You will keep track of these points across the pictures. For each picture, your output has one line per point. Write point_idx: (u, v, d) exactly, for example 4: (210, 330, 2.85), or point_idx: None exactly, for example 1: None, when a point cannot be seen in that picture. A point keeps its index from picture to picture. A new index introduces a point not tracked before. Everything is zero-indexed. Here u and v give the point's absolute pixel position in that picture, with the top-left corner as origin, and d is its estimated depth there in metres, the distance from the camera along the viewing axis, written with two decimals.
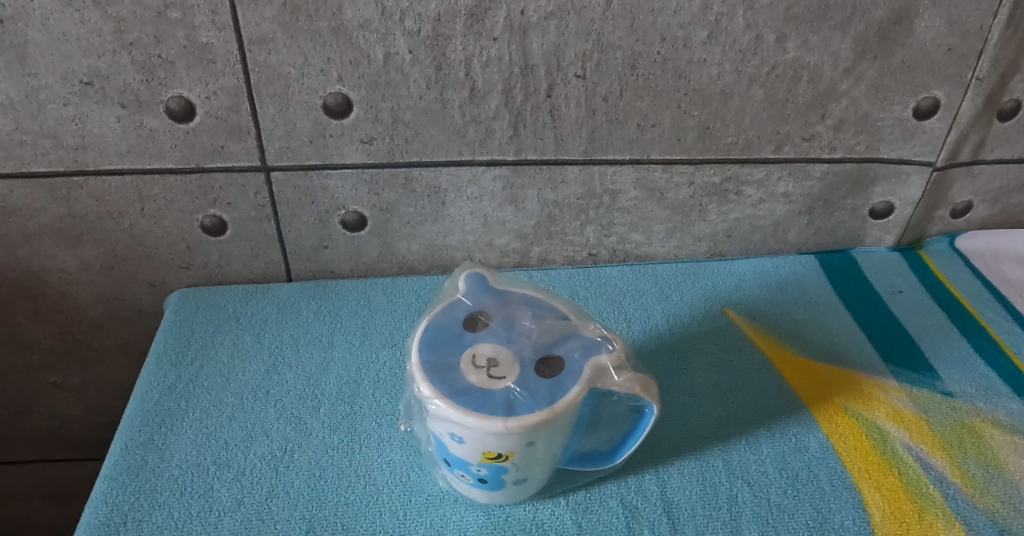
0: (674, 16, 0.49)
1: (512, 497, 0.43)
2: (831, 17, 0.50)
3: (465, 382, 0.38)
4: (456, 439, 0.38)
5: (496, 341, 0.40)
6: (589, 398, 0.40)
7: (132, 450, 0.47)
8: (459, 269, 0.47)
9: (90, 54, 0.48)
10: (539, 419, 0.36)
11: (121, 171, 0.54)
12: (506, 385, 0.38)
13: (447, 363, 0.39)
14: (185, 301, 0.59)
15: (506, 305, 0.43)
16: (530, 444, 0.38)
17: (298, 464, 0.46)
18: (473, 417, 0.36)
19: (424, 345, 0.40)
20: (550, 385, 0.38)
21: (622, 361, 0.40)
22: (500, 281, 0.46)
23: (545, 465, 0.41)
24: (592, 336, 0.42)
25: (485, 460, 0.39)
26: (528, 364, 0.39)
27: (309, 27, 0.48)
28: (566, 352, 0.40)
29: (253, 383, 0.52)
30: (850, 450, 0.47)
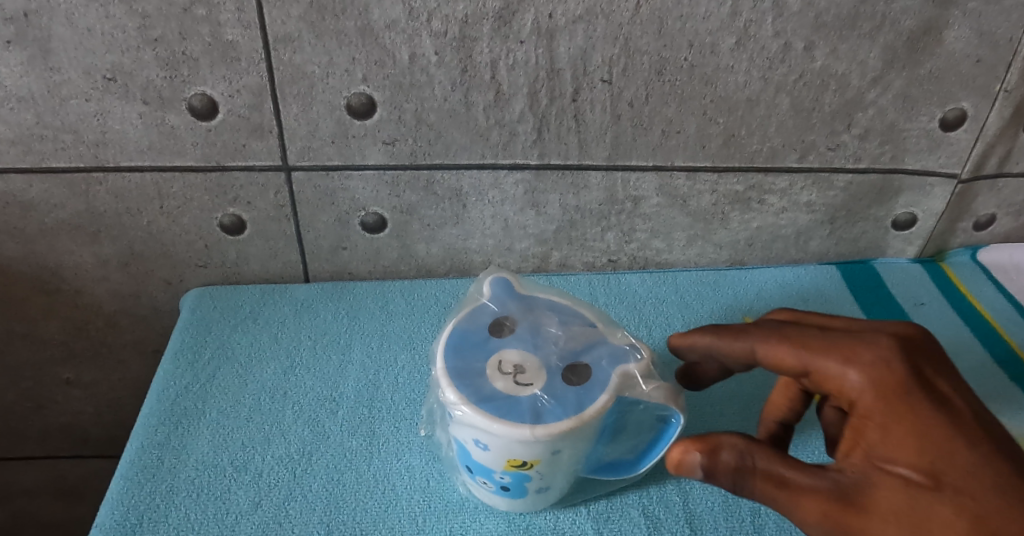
0: (702, 22, 0.49)
1: (533, 505, 0.42)
2: (860, 26, 0.50)
3: (491, 388, 0.37)
4: (480, 446, 0.38)
5: (522, 348, 0.40)
6: (615, 409, 0.39)
7: (149, 450, 0.47)
8: (482, 272, 0.46)
9: (114, 50, 0.48)
10: (567, 428, 0.36)
11: (141, 168, 0.54)
12: (532, 392, 0.37)
13: (473, 368, 0.38)
14: (202, 299, 0.59)
15: (531, 310, 0.43)
16: (555, 453, 0.37)
17: (316, 467, 0.46)
18: (501, 425, 0.36)
19: (448, 350, 0.40)
20: (577, 393, 0.37)
21: (650, 371, 0.40)
22: (526, 286, 0.45)
23: (567, 473, 0.40)
24: (619, 343, 0.41)
25: (509, 467, 0.38)
26: (554, 371, 0.38)
27: (335, 26, 0.48)
28: (593, 360, 0.40)
29: (271, 384, 0.52)
30: None
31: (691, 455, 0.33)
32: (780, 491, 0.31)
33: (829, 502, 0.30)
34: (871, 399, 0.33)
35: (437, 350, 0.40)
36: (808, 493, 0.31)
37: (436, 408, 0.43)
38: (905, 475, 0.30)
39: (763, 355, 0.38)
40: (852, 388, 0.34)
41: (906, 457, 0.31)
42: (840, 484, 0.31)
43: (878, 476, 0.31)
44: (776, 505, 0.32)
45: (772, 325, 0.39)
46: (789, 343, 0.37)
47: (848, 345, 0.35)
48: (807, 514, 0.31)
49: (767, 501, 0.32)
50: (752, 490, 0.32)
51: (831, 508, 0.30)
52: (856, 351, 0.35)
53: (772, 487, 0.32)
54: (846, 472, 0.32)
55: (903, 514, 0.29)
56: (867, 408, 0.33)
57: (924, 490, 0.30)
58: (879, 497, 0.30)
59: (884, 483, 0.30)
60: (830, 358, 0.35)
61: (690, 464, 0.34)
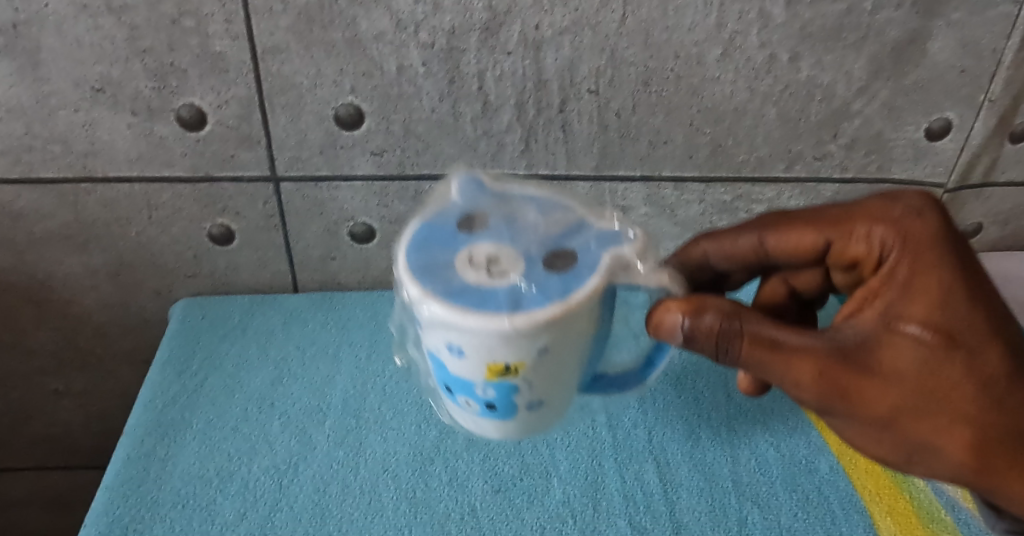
0: (688, 33, 0.49)
1: (525, 431, 0.37)
2: (844, 37, 0.50)
3: (460, 281, 0.31)
4: (455, 353, 0.32)
5: (493, 238, 0.34)
6: (608, 303, 0.34)
7: (135, 460, 0.47)
8: (447, 176, 0.41)
9: (103, 61, 0.48)
10: (551, 315, 0.30)
11: (130, 178, 0.54)
12: (509, 283, 0.31)
13: (438, 262, 0.32)
14: (191, 309, 0.59)
15: (503, 205, 0.36)
16: (543, 351, 0.31)
17: (302, 478, 0.46)
18: (472, 317, 0.30)
19: (411, 247, 0.34)
20: (562, 279, 0.32)
21: (644, 251, 0.34)
22: (497, 180, 0.39)
23: (562, 384, 0.35)
24: (608, 225, 0.35)
25: (492, 377, 0.32)
26: (533, 259, 0.32)
27: (323, 37, 0.48)
28: (578, 245, 0.33)
29: (258, 394, 0.52)
30: (860, 473, 0.47)
31: (672, 314, 0.34)
32: (776, 354, 0.33)
33: (830, 361, 0.32)
34: (889, 265, 0.35)
35: (396, 259, 0.33)
36: (805, 355, 0.32)
37: (403, 302, 0.37)
38: (917, 332, 0.32)
39: (770, 237, 0.40)
40: (874, 260, 0.36)
41: (917, 316, 0.33)
42: (845, 346, 0.33)
43: (890, 336, 0.33)
44: (778, 374, 0.33)
45: (771, 215, 0.41)
46: (797, 223, 0.39)
47: (863, 210, 0.38)
48: (801, 377, 0.32)
49: (767, 367, 0.33)
50: (740, 359, 0.33)
51: (829, 367, 0.32)
52: (873, 212, 0.37)
53: (761, 347, 0.33)
54: (860, 330, 0.34)
55: (898, 369, 0.32)
56: (880, 278, 0.35)
57: (931, 345, 0.32)
58: (887, 356, 0.32)
59: (892, 339, 0.33)
60: (841, 228, 0.38)
61: (668, 326, 0.34)
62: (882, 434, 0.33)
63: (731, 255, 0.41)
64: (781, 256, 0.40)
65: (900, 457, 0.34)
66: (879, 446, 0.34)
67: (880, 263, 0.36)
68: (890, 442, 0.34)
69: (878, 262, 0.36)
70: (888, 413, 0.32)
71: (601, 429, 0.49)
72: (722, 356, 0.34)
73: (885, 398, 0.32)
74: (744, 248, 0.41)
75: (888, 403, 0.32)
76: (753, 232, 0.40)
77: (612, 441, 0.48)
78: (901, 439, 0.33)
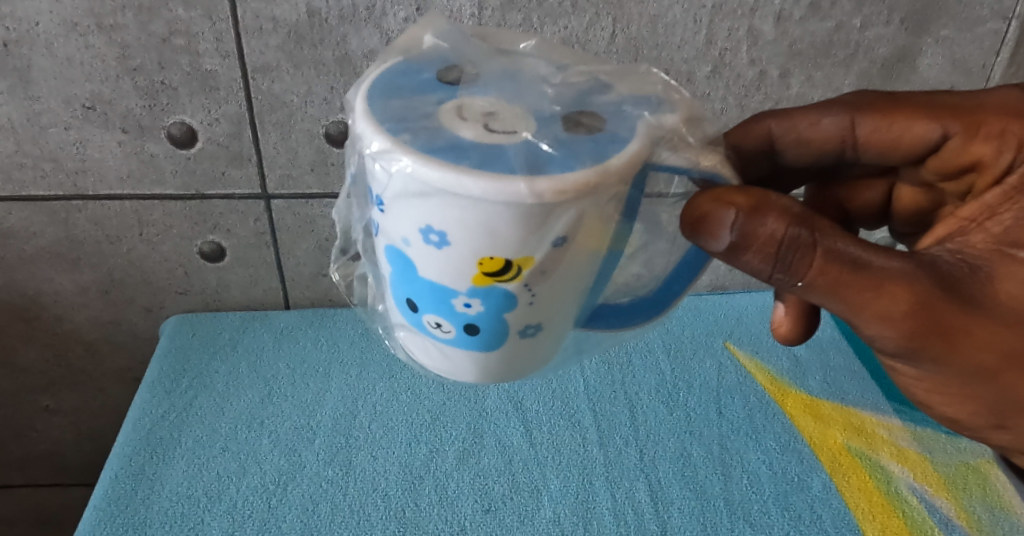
0: (678, 51, 0.49)
1: (504, 363, 0.28)
2: (834, 54, 0.50)
3: (451, 137, 0.23)
4: (434, 240, 0.24)
5: (490, 91, 0.26)
6: (643, 184, 0.26)
7: (122, 480, 0.46)
8: (421, 22, 0.33)
9: (93, 79, 0.48)
10: (585, 181, 0.22)
11: (121, 196, 0.54)
12: (521, 139, 0.23)
13: (419, 115, 0.24)
14: (181, 327, 0.59)
15: (499, 59, 0.29)
16: (559, 241, 0.24)
17: (291, 498, 0.45)
18: (472, 179, 0.21)
19: (375, 94, 0.26)
20: (595, 142, 0.24)
21: (692, 117, 0.27)
22: (482, 37, 0.32)
23: (560, 299, 0.27)
24: (646, 87, 0.28)
25: (478, 279, 0.24)
26: (546, 117, 0.25)
27: (313, 56, 0.48)
28: (604, 106, 0.26)
29: (247, 413, 0.51)
30: (854, 491, 0.47)
31: (722, 206, 0.26)
32: (866, 279, 0.27)
33: (933, 294, 0.28)
34: (1009, 177, 0.32)
35: (359, 105, 0.25)
36: (899, 282, 0.28)
37: (359, 186, 0.29)
38: None
39: (864, 120, 0.33)
40: (996, 168, 0.32)
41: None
42: (949, 278, 0.29)
43: (1004, 266, 0.30)
44: (854, 303, 0.28)
45: (866, 95, 0.34)
46: (906, 110, 0.33)
47: (991, 102, 0.32)
48: (893, 310, 0.28)
49: (844, 295, 0.28)
50: (808, 280, 0.27)
51: (932, 301, 0.28)
52: (1004, 105, 0.32)
53: (840, 268, 0.27)
54: (967, 259, 0.31)
55: (1011, 308, 0.29)
56: (994, 195, 0.32)
57: None
58: (1000, 292, 0.29)
59: (1009, 268, 0.30)
60: (963, 119, 0.32)
61: (717, 219, 0.26)
62: (977, 388, 0.31)
63: (803, 142, 0.36)
64: (871, 151, 0.34)
65: (991, 419, 0.33)
66: (957, 399, 0.33)
67: (1001, 173, 0.32)
68: (982, 400, 0.32)
69: (998, 172, 0.32)
70: (996, 361, 0.30)
71: (592, 447, 0.49)
72: (784, 275, 0.27)
73: (995, 341, 0.29)
74: (826, 134, 0.35)
75: (999, 349, 0.30)
76: (842, 113, 0.34)
77: (603, 460, 0.48)
78: (998, 394, 0.31)
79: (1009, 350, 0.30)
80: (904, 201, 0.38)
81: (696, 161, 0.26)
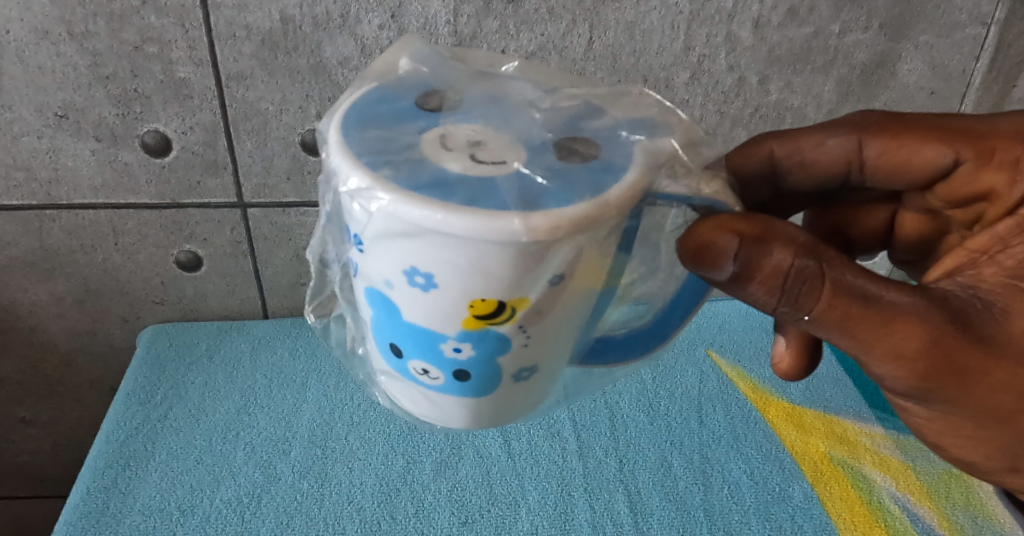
0: (656, 57, 0.49)
1: (498, 406, 0.28)
2: (813, 60, 0.50)
3: (435, 170, 0.22)
4: (420, 282, 0.23)
5: (474, 118, 0.25)
6: (642, 214, 0.25)
7: (94, 493, 0.45)
8: (397, 44, 0.32)
9: (65, 88, 0.47)
10: (582, 214, 0.21)
11: (95, 205, 0.53)
12: (512, 169, 0.23)
13: (401, 147, 0.23)
14: (157, 336, 0.58)
15: (481, 83, 0.28)
16: (556, 279, 0.23)
17: (266, 511, 0.45)
18: (461, 218, 0.20)
19: (351, 125, 0.25)
20: (590, 172, 0.23)
21: (692, 139, 0.27)
22: (460, 59, 0.31)
23: (556, 338, 0.26)
24: (642, 109, 0.27)
25: (470, 323, 0.24)
26: (539, 147, 0.24)
27: (288, 64, 0.47)
28: (598, 134, 0.26)
29: (224, 424, 0.51)
30: (836, 500, 0.46)
31: (725, 234, 0.25)
32: (876, 316, 0.27)
33: (947, 332, 0.27)
34: (1020, 210, 0.32)
35: (335, 138, 0.24)
36: (911, 319, 0.27)
37: (332, 223, 0.28)
38: None
39: (872, 142, 0.33)
40: (1008, 199, 0.32)
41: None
42: (963, 315, 0.28)
43: (1019, 301, 0.29)
44: (863, 340, 0.28)
45: (873, 115, 0.34)
46: (915, 133, 0.32)
47: (1005, 126, 0.32)
48: (905, 349, 0.27)
49: (854, 332, 0.27)
50: (815, 314, 0.27)
51: (945, 339, 0.27)
52: (1018, 131, 0.32)
53: (850, 302, 0.27)
54: (979, 293, 0.30)
55: None
56: (1006, 226, 0.32)
57: None
58: (1017, 329, 0.28)
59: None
60: (976, 146, 0.32)
61: (720, 249, 0.25)
62: (993, 430, 0.31)
63: (808, 166, 0.35)
64: (879, 175, 0.34)
65: (1002, 463, 0.33)
66: (972, 441, 0.32)
67: (1013, 204, 0.32)
68: (997, 443, 0.31)
69: (1009, 203, 0.32)
70: (1013, 403, 0.29)
71: (571, 457, 0.48)
72: (790, 308, 0.27)
73: (1012, 381, 0.28)
74: (831, 156, 0.34)
75: (1015, 390, 0.29)
76: (848, 134, 0.33)
77: (582, 470, 0.48)
78: (1014, 436, 0.31)
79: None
80: (906, 229, 0.38)
81: (697, 188, 0.25)
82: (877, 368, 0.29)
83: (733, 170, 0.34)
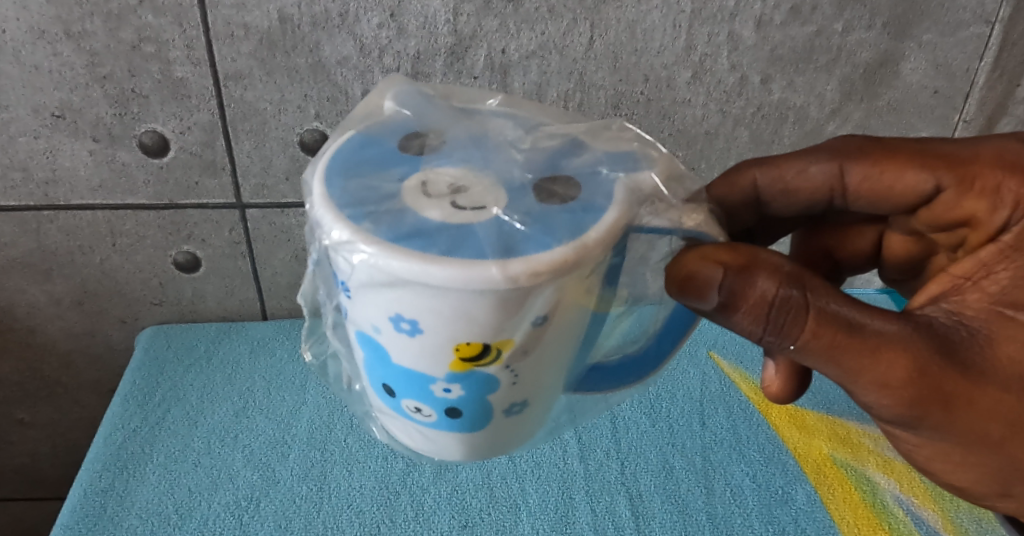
0: (658, 57, 0.49)
1: (493, 439, 0.28)
2: (816, 59, 0.50)
3: (416, 219, 0.22)
4: (405, 328, 0.23)
5: (456, 161, 0.25)
6: (625, 249, 0.25)
7: (92, 496, 0.45)
8: (382, 84, 0.32)
9: (62, 88, 0.47)
10: (561, 259, 0.21)
11: (93, 206, 0.53)
12: (492, 216, 0.22)
13: (381, 194, 0.23)
14: (155, 338, 0.58)
15: (463, 121, 0.28)
16: (541, 320, 0.23)
17: (264, 515, 0.44)
18: (441, 268, 0.20)
19: (333, 173, 0.25)
20: (570, 214, 0.23)
21: (673, 173, 0.26)
22: (445, 96, 0.31)
23: (548, 373, 0.26)
24: (622, 144, 0.27)
25: (458, 367, 0.23)
26: (520, 188, 0.24)
27: (286, 63, 0.47)
28: (580, 170, 0.25)
29: (222, 427, 0.50)
30: (839, 503, 0.46)
31: (709, 265, 0.25)
32: (862, 344, 0.27)
33: (932, 360, 0.28)
34: (1004, 235, 0.30)
35: (317, 191, 0.24)
36: (896, 347, 0.28)
37: (321, 267, 0.28)
38: None
39: (853, 168, 0.33)
40: (989, 225, 0.31)
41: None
42: (947, 341, 0.29)
43: (1004, 330, 0.29)
44: (850, 370, 0.28)
45: (856, 140, 0.33)
46: (897, 159, 0.32)
47: (987, 152, 0.31)
48: (892, 379, 0.27)
49: (839, 361, 0.28)
50: (802, 343, 0.27)
51: (930, 368, 0.28)
52: (1000, 157, 0.30)
53: (835, 331, 0.27)
54: (964, 320, 0.30)
55: (1013, 374, 0.29)
56: (989, 252, 0.31)
57: None
58: (1001, 356, 0.29)
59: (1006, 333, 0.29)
60: (957, 171, 0.31)
61: (703, 280, 0.25)
62: (982, 457, 0.31)
63: (791, 193, 0.35)
64: (862, 200, 0.33)
65: (994, 488, 0.32)
66: (960, 466, 0.32)
67: (995, 230, 0.31)
68: (987, 469, 0.31)
69: (992, 229, 0.31)
70: (1002, 430, 0.29)
71: (572, 460, 0.48)
72: (776, 338, 0.27)
73: (998, 408, 0.29)
74: (813, 182, 0.34)
75: (1001, 416, 0.29)
76: (829, 161, 0.33)
77: (583, 473, 0.47)
78: (1002, 463, 0.31)
79: (1013, 418, 0.29)
80: (895, 249, 0.37)
81: (680, 221, 0.25)
82: (865, 397, 0.29)
83: (716, 200, 0.35)
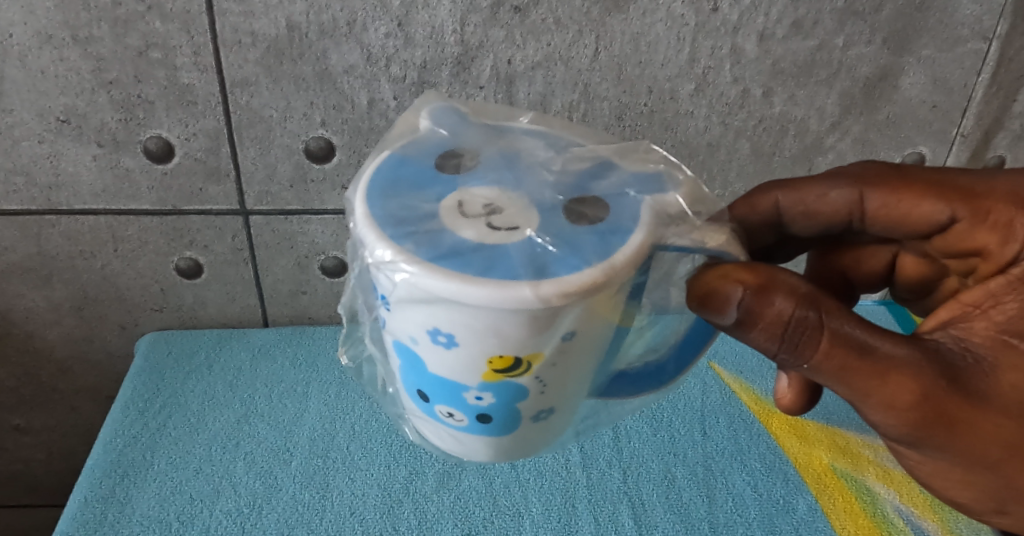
0: (661, 69, 0.49)
1: (521, 443, 0.28)
2: (816, 73, 0.50)
3: (453, 240, 0.22)
4: (441, 341, 0.23)
5: (491, 181, 0.25)
6: (649, 267, 0.25)
7: (91, 504, 0.45)
8: (417, 101, 0.32)
9: (67, 93, 0.47)
10: (590, 281, 0.22)
11: (95, 211, 0.53)
12: (526, 237, 0.23)
13: (421, 213, 0.24)
14: (156, 344, 0.57)
15: (494, 140, 0.28)
16: (568, 336, 0.23)
17: (266, 523, 0.44)
18: (477, 288, 0.21)
19: (374, 193, 0.25)
20: (598, 235, 0.23)
21: (695, 196, 0.27)
22: (477, 114, 0.31)
23: (575, 383, 0.26)
24: (646, 166, 0.27)
25: (490, 377, 0.24)
26: (552, 209, 0.24)
27: (293, 71, 0.47)
28: (608, 192, 0.25)
29: (224, 434, 0.50)
30: (840, 513, 0.46)
31: (729, 284, 0.26)
32: (870, 367, 0.28)
33: (937, 385, 0.28)
34: (1013, 267, 0.32)
35: (359, 209, 0.24)
36: (905, 371, 0.28)
37: (359, 280, 0.28)
38: None
39: (872, 195, 0.34)
40: (999, 258, 0.32)
41: None
42: (951, 368, 0.29)
43: (1008, 357, 0.30)
44: (858, 390, 0.28)
45: (874, 166, 0.35)
46: (914, 188, 0.33)
47: (1000, 189, 0.32)
48: (897, 400, 0.28)
49: (849, 381, 0.28)
50: (814, 363, 0.28)
51: (935, 393, 0.28)
52: (1013, 195, 0.32)
53: (848, 353, 0.27)
54: (970, 347, 0.30)
55: (1013, 400, 0.29)
56: (997, 282, 0.32)
57: None
58: (1003, 383, 0.29)
59: (1010, 362, 0.30)
60: (972, 205, 0.32)
61: (726, 299, 0.26)
62: (979, 475, 0.31)
63: (811, 215, 0.36)
64: (878, 225, 0.35)
65: (990, 505, 0.33)
66: (960, 483, 0.32)
67: (1004, 262, 0.32)
68: (984, 487, 0.32)
69: (1001, 261, 0.32)
70: (998, 453, 0.30)
71: (575, 469, 0.48)
72: (790, 356, 0.28)
73: (997, 435, 0.29)
74: (832, 207, 0.35)
75: (1000, 442, 0.29)
76: (848, 188, 0.34)
77: (586, 482, 0.47)
78: (1001, 483, 0.31)
79: (1012, 442, 0.29)
80: (908, 271, 0.38)
81: (702, 241, 0.25)
82: (870, 415, 0.29)
83: (738, 220, 0.35)
